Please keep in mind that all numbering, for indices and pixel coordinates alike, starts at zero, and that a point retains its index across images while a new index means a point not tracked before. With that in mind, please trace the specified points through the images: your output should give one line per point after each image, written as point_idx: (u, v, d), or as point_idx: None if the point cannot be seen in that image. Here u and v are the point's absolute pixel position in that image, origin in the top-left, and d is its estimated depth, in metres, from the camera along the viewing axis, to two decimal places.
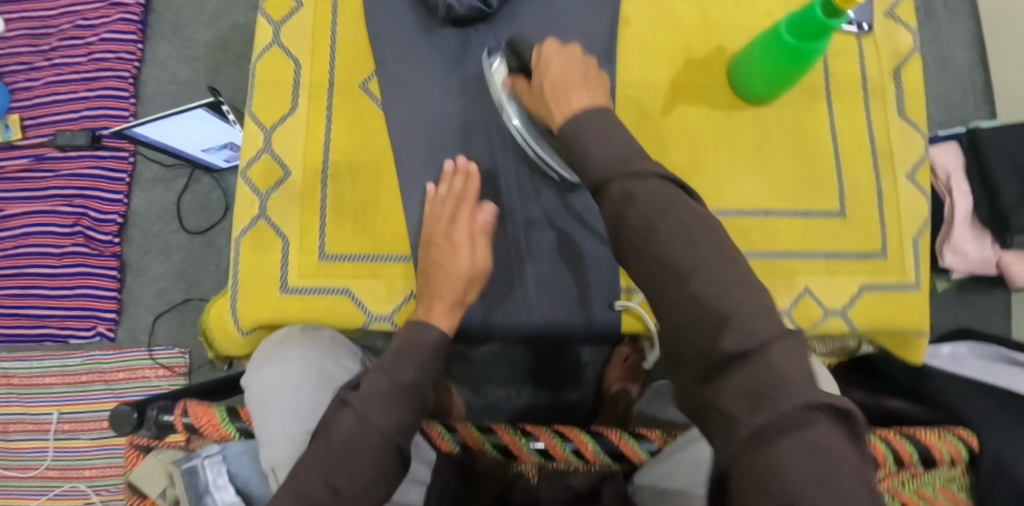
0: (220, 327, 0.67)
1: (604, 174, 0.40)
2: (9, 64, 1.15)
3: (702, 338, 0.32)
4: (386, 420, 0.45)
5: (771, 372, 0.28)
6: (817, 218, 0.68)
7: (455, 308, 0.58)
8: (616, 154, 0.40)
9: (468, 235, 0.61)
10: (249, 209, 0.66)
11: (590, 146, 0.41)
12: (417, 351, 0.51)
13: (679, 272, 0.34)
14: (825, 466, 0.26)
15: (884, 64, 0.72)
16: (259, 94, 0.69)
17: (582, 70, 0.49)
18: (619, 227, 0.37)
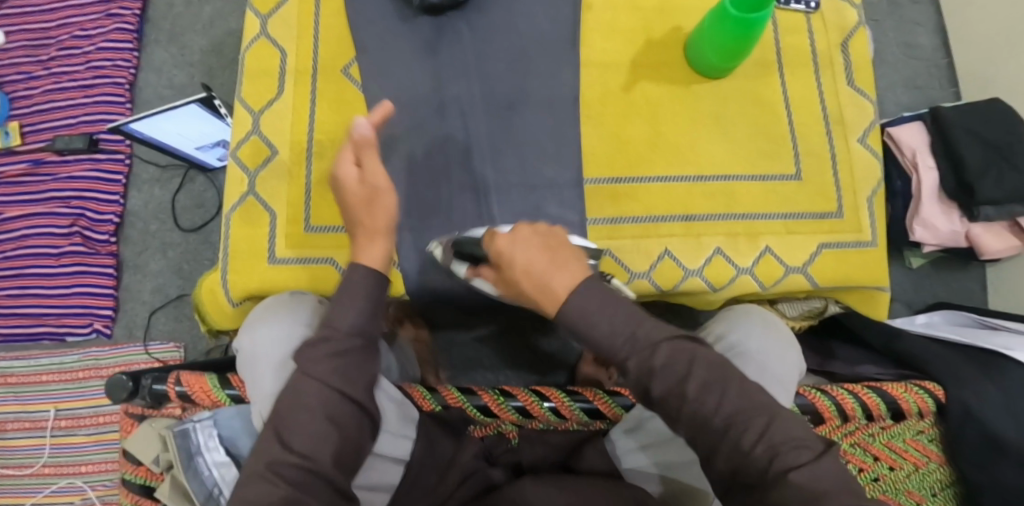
0: (212, 301, 0.70)
1: (615, 351, 0.45)
2: (10, 74, 1.20)
3: (755, 468, 0.41)
4: (322, 369, 0.48)
5: (814, 491, 0.38)
6: (776, 181, 0.72)
7: (378, 239, 0.53)
8: (622, 329, 0.45)
9: (354, 157, 0.53)
10: (239, 186, 0.69)
11: (593, 326, 0.45)
12: (349, 294, 0.50)
13: (715, 420, 0.42)
14: None
15: (832, 38, 0.77)
16: (247, 81, 0.73)
17: (540, 244, 0.49)
18: (650, 389, 0.44)
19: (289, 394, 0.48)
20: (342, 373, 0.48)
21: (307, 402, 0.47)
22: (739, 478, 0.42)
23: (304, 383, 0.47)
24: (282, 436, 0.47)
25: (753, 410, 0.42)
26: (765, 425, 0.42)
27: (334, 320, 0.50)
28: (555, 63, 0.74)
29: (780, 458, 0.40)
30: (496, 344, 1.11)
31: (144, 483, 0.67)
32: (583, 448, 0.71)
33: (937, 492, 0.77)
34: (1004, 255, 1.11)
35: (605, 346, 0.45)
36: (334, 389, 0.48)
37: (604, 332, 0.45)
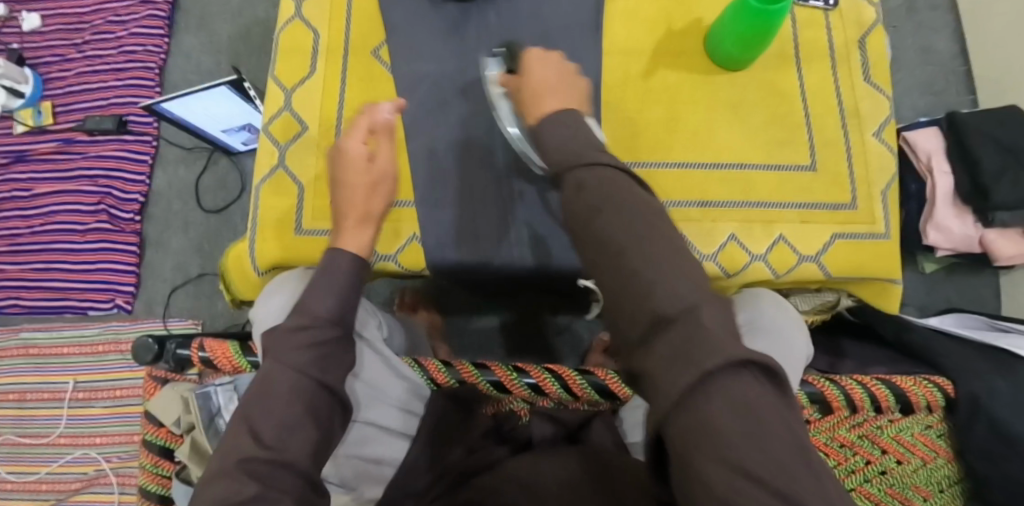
0: (239, 271, 0.73)
1: (562, 165, 0.46)
2: (45, 56, 1.24)
3: (637, 307, 0.36)
4: (295, 356, 0.47)
5: (697, 332, 0.33)
6: (792, 170, 0.73)
7: (363, 225, 0.58)
8: (576, 147, 0.46)
9: (364, 137, 0.62)
10: (269, 159, 0.72)
11: (547, 143, 0.48)
12: (330, 276, 0.52)
13: (619, 255, 0.39)
14: (750, 422, 0.30)
15: (850, 33, 0.78)
16: (281, 59, 0.75)
17: (557, 74, 0.56)
18: (573, 209, 0.43)
19: (262, 381, 0.46)
20: (318, 359, 0.48)
21: (279, 387, 0.46)
22: (629, 335, 0.37)
23: (281, 372, 0.46)
24: (253, 426, 0.44)
25: (647, 252, 0.38)
26: (664, 271, 0.37)
27: (307, 306, 0.50)
28: (576, 50, 0.75)
29: (668, 307, 0.35)
30: (506, 324, 1.12)
31: (164, 445, 0.68)
32: (591, 423, 0.71)
33: (943, 490, 0.76)
34: (1017, 261, 1.12)
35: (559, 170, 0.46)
36: (308, 375, 0.47)
37: (561, 148, 0.46)
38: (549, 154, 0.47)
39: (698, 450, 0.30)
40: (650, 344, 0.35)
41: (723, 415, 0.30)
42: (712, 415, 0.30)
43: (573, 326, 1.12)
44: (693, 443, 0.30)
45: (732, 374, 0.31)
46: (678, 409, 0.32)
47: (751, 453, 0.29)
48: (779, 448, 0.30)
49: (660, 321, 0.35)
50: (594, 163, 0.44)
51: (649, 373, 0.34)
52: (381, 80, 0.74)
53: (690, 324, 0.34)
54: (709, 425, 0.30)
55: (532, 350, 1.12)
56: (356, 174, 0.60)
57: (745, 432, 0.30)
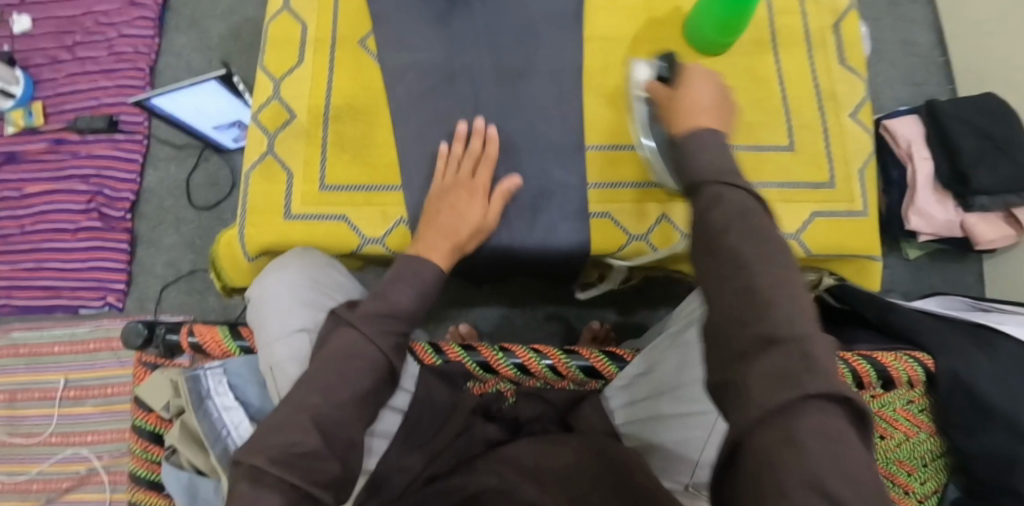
0: (230, 256, 0.74)
1: (702, 177, 0.45)
2: (35, 57, 1.25)
3: (745, 324, 0.37)
4: (382, 339, 0.52)
5: (803, 361, 0.34)
6: (771, 150, 0.75)
7: (454, 252, 0.62)
8: (720, 165, 0.45)
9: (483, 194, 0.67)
10: (258, 146, 0.73)
11: (696, 157, 0.46)
12: (413, 277, 0.57)
13: (739, 268, 0.39)
14: (836, 451, 0.32)
15: (824, 19, 0.80)
16: (270, 50, 0.77)
17: (716, 97, 0.54)
18: (703, 223, 0.42)
19: (344, 354, 0.50)
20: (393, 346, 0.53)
21: (361, 358, 0.50)
22: (724, 346, 0.38)
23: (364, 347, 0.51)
24: (330, 389, 0.48)
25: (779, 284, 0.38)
26: (791, 301, 0.37)
27: (391, 296, 0.55)
28: (561, 37, 0.77)
29: (778, 328, 0.36)
30: (493, 311, 1.13)
31: (153, 430, 0.69)
32: (579, 405, 0.72)
33: (928, 463, 0.79)
34: (997, 245, 1.14)
35: (702, 186, 0.44)
36: (387, 359, 0.52)
37: (707, 164, 0.45)
38: (694, 169, 0.45)
39: (780, 466, 0.32)
40: (749, 360, 0.36)
41: (811, 441, 0.32)
42: (805, 439, 0.32)
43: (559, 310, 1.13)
44: (779, 456, 0.32)
45: (823, 407, 0.33)
46: (765, 422, 0.33)
47: (830, 472, 0.31)
48: (857, 478, 0.31)
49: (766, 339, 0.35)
50: (736, 182, 0.43)
51: (740, 382, 0.35)
52: (370, 68, 0.75)
53: (799, 350, 0.34)
54: (800, 446, 0.31)
55: (520, 334, 1.13)
56: (470, 205, 0.66)
57: (829, 459, 0.31)
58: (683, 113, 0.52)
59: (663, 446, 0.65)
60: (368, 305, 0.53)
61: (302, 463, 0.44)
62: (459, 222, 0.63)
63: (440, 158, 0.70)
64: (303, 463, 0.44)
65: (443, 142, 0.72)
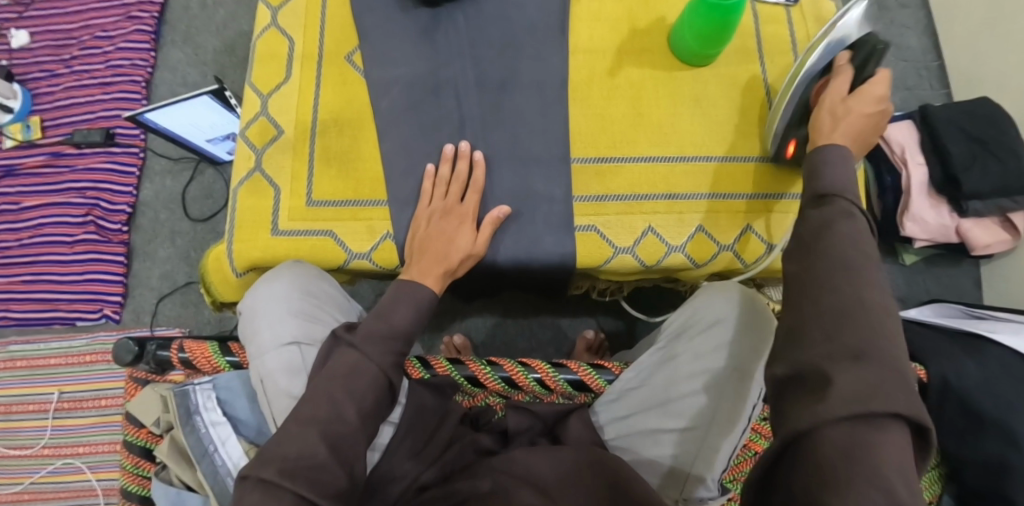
0: (218, 270, 0.74)
1: (835, 190, 0.48)
2: (33, 71, 1.26)
3: (843, 331, 0.38)
4: (382, 357, 0.53)
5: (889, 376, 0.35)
6: (756, 162, 0.74)
7: (445, 275, 0.64)
8: (845, 184, 0.49)
9: (468, 220, 0.68)
10: (247, 162, 0.74)
11: (825, 173, 0.50)
12: (411, 297, 0.59)
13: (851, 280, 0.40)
14: (907, 467, 0.33)
15: (811, 28, 0.80)
16: (258, 67, 0.77)
17: (874, 122, 0.58)
18: (824, 231, 0.44)
19: (350, 372, 0.51)
20: (396, 365, 0.54)
21: (366, 377, 0.52)
22: (811, 346, 0.38)
23: (364, 364, 0.52)
24: (338, 406, 0.49)
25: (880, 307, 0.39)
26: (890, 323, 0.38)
27: (391, 318, 0.56)
28: (548, 50, 0.77)
29: (871, 343, 0.37)
30: (488, 322, 1.14)
31: (144, 445, 0.69)
32: (568, 418, 0.70)
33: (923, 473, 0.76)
34: (992, 250, 1.13)
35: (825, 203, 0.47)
36: (388, 378, 0.53)
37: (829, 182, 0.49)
38: (823, 183, 0.49)
39: (852, 470, 0.32)
40: (833, 363, 0.37)
41: (896, 453, 0.33)
42: (887, 451, 0.32)
43: (554, 322, 1.13)
44: (853, 459, 0.33)
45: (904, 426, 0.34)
46: (841, 422, 0.34)
47: (904, 483, 0.32)
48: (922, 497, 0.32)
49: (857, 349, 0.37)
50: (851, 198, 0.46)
51: (822, 378, 0.36)
52: (357, 83, 0.76)
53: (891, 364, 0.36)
54: (879, 455, 0.32)
55: (515, 344, 1.13)
56: (459, 232, 0.67)
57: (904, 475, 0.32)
58: (851, 103, 0.59)
59: (666, 462, 0.63)
60: (374, 326, 0.55)
61: (309, 474, 0.45)
62: (459, 245, 0.66)
63: (427, 178, 0.71)
64: (311, 475, 0.45)
65: (430, 163, 0.72)
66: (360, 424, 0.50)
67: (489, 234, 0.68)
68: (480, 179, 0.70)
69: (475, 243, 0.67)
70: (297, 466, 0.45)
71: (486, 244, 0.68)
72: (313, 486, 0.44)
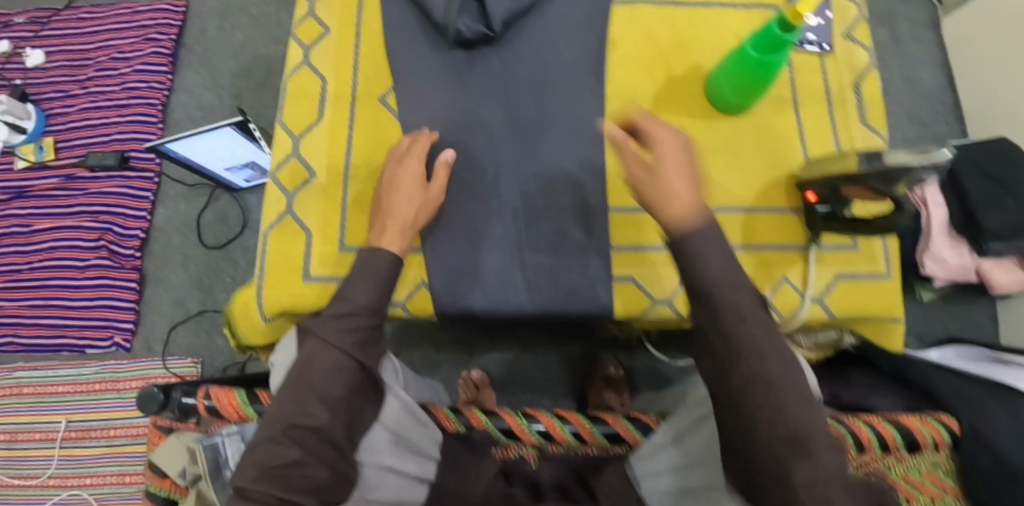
0: (245, 315, 0.72)
1: (717, 285, 0.45)
2: (47, 92, 1.24)
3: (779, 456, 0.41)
4: (342, 339, 0.52)
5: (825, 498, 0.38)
6: (791, 214, 0.74)
7: (406, 231, 0.63)
8: (728, 270, 0.46)
9: (417, 184, 0.67)
10: (277, 205, 0.72)
11: (704, 261, 0.46)
12: (368, 271, 0.59)
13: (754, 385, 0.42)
14: None
15: (844, 75, 0.79)
16: (289, 107, 0.76)
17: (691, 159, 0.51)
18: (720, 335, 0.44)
19: (309, 357, 0.51)
20: (358, 343, 0.54)
21: (326, 367, 0.51)
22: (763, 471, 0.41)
23: (324, 352, 0.51)
24: (305, 401, 0.49)
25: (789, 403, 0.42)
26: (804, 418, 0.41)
27: (350, 295, 0.55)
28: (582, 95, 0.76)
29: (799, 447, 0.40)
30: (505, 360, 1.13)
31: (167, 495, 0.67)
32: (602, 469, 0.69)
33: None
34: (1012, 291, 1.13)
35: (720, 316, 0.44)
36: (352, 358, 0.52)
37: (710, 270, 0.45)
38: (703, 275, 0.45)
39: None
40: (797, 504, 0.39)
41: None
42: None
43: (571, 361, 1.13)
44: None
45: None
46: None
47: None
48: None
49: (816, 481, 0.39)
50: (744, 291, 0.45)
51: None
52: (392, 126, 0.75)
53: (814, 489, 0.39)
54: None
55: (532, 383, 1.12)
56: (413, 182, 0.67)
57: None
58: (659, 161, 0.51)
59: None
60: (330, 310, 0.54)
61: (284, 472, 0.47)
62: (401, 202, 0.65)
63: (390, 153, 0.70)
64: (288, 474, 0.47)
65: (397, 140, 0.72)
66: (331, 415, 0.50)
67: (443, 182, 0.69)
68: (422, 147, 0.69)
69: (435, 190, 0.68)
70: (275, 465, 0.47)
71: (441, 189, 0.69)
72: (291, 487, 0.47)
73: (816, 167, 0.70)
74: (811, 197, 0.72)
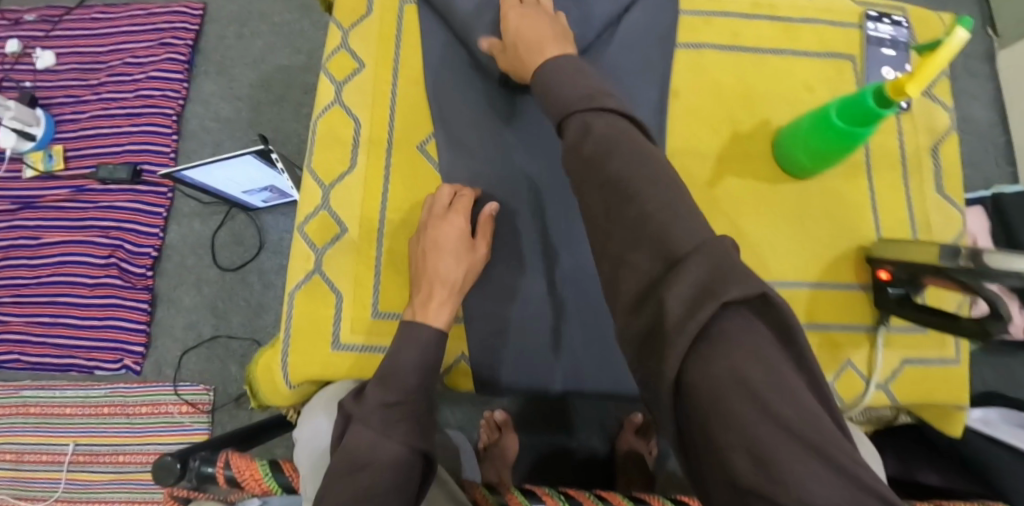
0: (268, 380, 0.67)
1: (567, 110, 0.47)
2: (57, 96, 1.18)
3: (646, 249, 0.37)
4: (399, 431, 0.51)
5: (710, 271, 0.34)
6: (859, 292, 0.69)
7: (453, 297, 0.60)
8: (585, 94, 0.47)
9: (462, 245, 0.62)
10: (304, 263, 0.67)
11: (559, 92, 0.48)
12: (411, 350, 0.55)
13: (628, 189, 0.40)
14: (754, 385, 0.31)
15: (921, 139, 0.73)
16: (318, 151, 0.70)
17: (553, 25, 0.59)
18: (581, 154, 0.43)
19: (366, 448, 0.50)
20: (411, 433, 0.52)
21: (385, 460, 0.49)
22: (638, 274, 0.37)
23: (381, 443, 0.50)
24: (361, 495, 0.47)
25: (661, 197, 0.39)
26: (679, 214, 0.38)
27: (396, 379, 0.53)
28: None
29: (675, 232, 0.37)
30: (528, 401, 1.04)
31: None
32: None
33: None
34: None
35: (583, 145, 0.44)
36: (411, 447, 0.51)
37: (571, 91, 0.48)
38: (557, 103, 0.48)
39: (711, 410, 0.31)
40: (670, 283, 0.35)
41: (742, 340, 0.32)
42: (729, 357, 0.32)
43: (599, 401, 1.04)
44: (712, 394, 0.31)
45: (736, 316, 0.33)
46: (706, 355, 0.32)
47: (763, 381, 0.31)
48: (755, 379, 0.31)
49: (700, 302, 0.33)
50: (601, 108, 0.45)
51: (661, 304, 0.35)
52: (433, 176, 0.70)
53: (695, 269, 0.34)
54: (722, 375, 0.31)
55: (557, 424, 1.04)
56: (457, 241, 0.62)
57: (760, 395, 0.31)
58: (523, 21, 0.59)
59: None
60: (376, 395, 0.52)
61: None
62: (446, 264, 0.61)
63: (426, 207, 0.65)
64: None
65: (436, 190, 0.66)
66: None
67: (488, 233, 0.64)
68: (467, 201, 0.64)
69: (479, 251, 0.63)
70: None
71: (486, 244, 0.64)
72: None
73: (887, 250, 0.65)
74: (883, 274, 0.66)
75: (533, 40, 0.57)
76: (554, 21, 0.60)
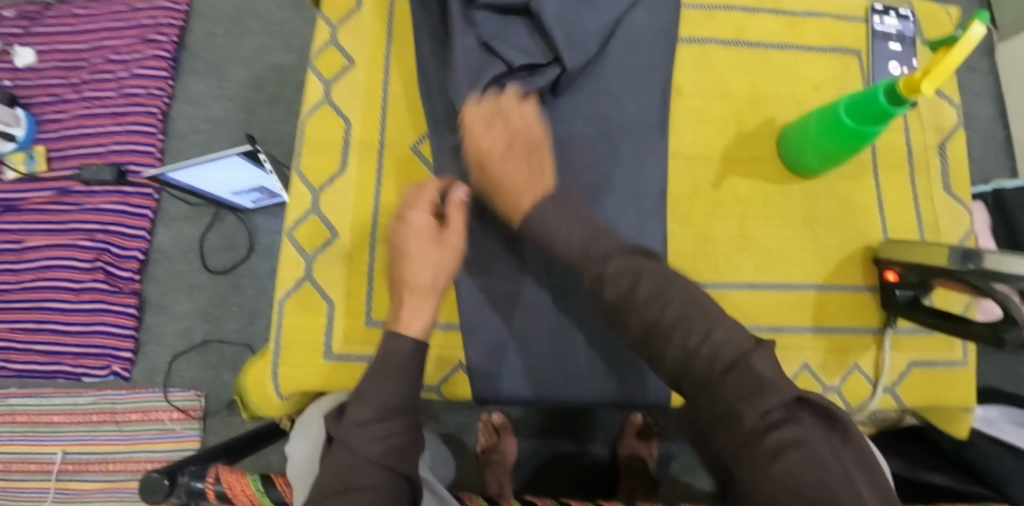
0: (260, 392, 0.64)
1: (578, 257, 0.52)
2: (38, 95, 1.15)
3: (697, 366, 0.43)
4: (369, 449, 0.48)
5: (756, 380, 0.40)
6: (866, 294, 0.67)
7: (429, 300, 0.57)
8: (589, 234, 0.52)
9: (434, 246, 0.58)
10: (294, 270, 0.64)
11: (560, 240, 0.53)
12: (392, 368, 0.52)
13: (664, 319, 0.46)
14: (817, 476, 0.36)
15: (929, 138, 0.71)
16: (308, 154, 0.68)
17: (525, 136, 0.58)
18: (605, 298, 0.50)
19: (341, 469, 0.47)
20: (390, 451, 0.49)
21: (364, 481, 0.47)
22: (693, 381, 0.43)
23: (356, 463, 0.48)
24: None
25: (696, 319, 0.45)
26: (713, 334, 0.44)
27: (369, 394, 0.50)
28: (644, 153, 0.67)
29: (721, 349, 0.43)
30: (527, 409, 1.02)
31: None
32: None
33: None
34: None
35: (601, 288, 0.50)
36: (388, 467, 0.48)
37: (571, 241, 0.52)
38: (561, 249, 0.53)
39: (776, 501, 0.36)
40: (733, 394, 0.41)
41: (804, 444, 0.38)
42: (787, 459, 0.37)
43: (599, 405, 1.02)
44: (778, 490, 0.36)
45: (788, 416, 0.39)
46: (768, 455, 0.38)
47: (824, 476, 0.36)
48: (816, 471, 0.36)
49: (755, 399, 0.40)
50: (614, 246, 0.51)
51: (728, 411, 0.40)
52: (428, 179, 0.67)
53: (745, 375, 0.41)
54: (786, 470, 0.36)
55: (557, 430, 1.02)
56: (427, 241, 0.58)
57: (818, 481, 0.36)
58: (490, 139, 0.57)
59: None
60: (353, 414, 0.50)
61: None
62: (416, 268, 0.57)
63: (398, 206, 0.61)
64: None
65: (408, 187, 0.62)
66: None
67: (460, 225, 0.59)
68: (432, 193, 0.60)
69: (452, 245, 0.59)
70: None
71: (459, 234, 0.59)
72: None
73: (892, 250, 0.64)
74: (890, 275, 0.64)
75: (510, 178, 0.56)
76: (531, 155, 0.57)
